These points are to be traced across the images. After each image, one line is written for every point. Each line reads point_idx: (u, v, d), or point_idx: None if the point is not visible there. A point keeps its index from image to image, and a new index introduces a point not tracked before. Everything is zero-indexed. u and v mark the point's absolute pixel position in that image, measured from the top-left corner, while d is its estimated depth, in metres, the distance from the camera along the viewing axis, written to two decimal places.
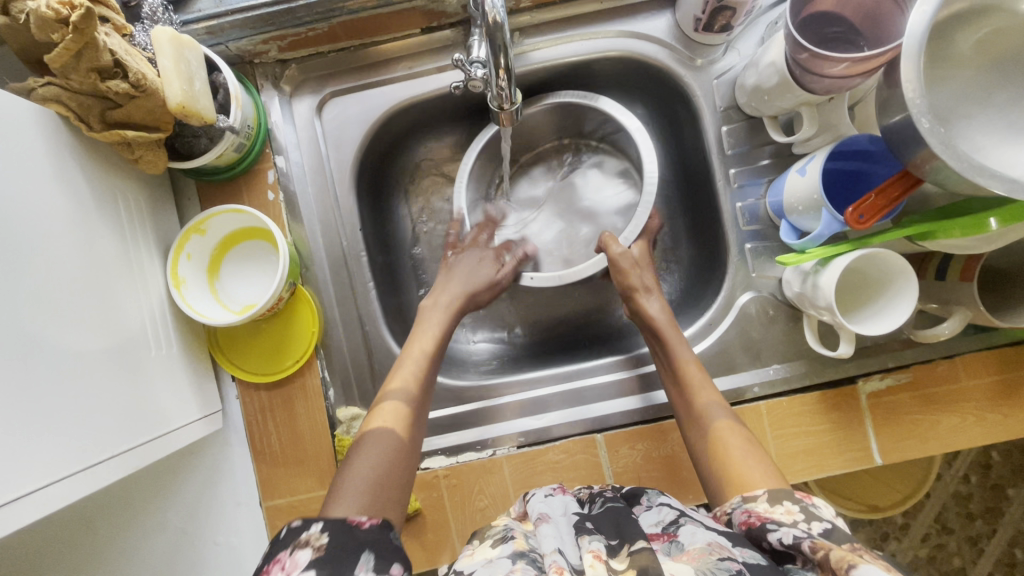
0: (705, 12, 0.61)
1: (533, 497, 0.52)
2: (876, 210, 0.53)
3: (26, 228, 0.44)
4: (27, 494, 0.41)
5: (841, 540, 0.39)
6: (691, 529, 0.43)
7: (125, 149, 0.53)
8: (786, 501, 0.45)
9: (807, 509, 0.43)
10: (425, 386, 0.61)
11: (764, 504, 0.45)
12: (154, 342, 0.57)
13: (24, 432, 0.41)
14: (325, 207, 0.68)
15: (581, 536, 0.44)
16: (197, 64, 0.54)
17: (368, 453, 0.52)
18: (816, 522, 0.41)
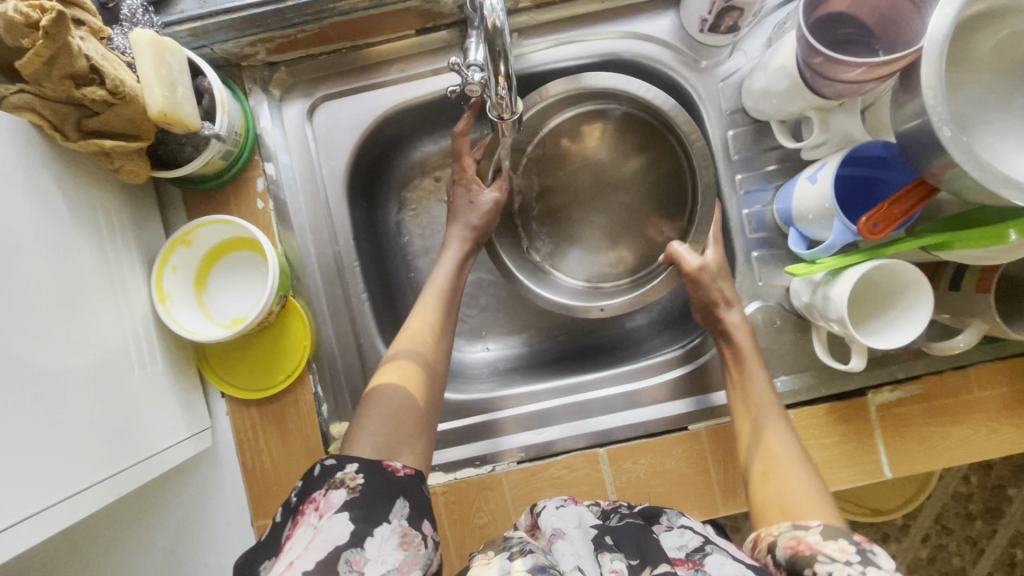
0: (712, 13, 0.59)
1: (544, 510, 0.49)
2: (890, 221, 0.51)
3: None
4: (3, 530, 0.38)
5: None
6: (719, 559, 0.43)
7: (104, 159, 0.51)
8: (842, 539, 0.44)
9: (864, 552, 0.42)
10: (444, 326, 0.61)
11: (814, 536, 0.45)
12: (138, 360, 0.54)
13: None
14: (317, 215, 0.66)
15: (600, 551, 0.44)
16: (180, 69, 0.51)
17: (390, 386, 0.54)
18: (871, 567, 0.40)
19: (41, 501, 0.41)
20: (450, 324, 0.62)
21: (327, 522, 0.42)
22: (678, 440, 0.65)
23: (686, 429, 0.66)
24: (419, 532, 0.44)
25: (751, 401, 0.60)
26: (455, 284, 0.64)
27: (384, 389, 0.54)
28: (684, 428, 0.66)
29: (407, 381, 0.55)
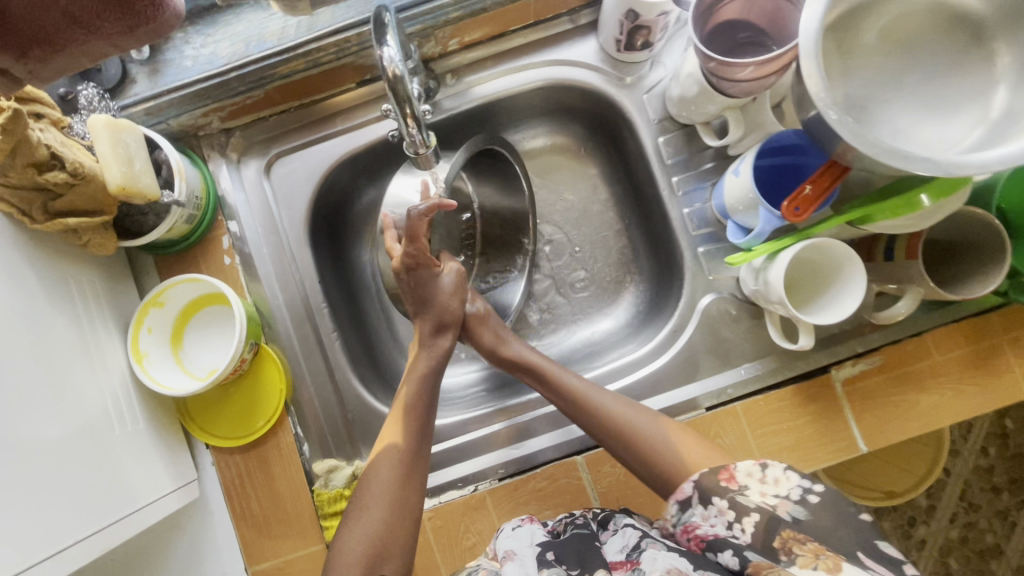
0: (623, 33, 0.63)
1: (502, 533, 0.58)
2: (810, 202, 0.54)
3: None
4: None
5: (771, 539, 0.46)
6: (650, 554, 0.49)
7: (73, 236, 0.55)
8: (715, 497, 0.50)
9: (733, 504, 0.49)
10: (420, 426, 0.63)
11: (699, 509, 0.51)
12: (119, 420, 0.57)
13: None
14: (281, 264, 0.70)
15: (543, 568, 0.51)
16: (137, 146, 0.56)
17: (365, 513, 0.57)
18: (745, 518, 0.47)
19: (31, 557, 0.43)
20: (425, 444, 0.63)
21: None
22: None
23: None
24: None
25: (583, 404, 0.63)
26: (426, 414, 0.63)
27: (360, 515, 0.57)
28: None
29: (382, 495, 0.58)
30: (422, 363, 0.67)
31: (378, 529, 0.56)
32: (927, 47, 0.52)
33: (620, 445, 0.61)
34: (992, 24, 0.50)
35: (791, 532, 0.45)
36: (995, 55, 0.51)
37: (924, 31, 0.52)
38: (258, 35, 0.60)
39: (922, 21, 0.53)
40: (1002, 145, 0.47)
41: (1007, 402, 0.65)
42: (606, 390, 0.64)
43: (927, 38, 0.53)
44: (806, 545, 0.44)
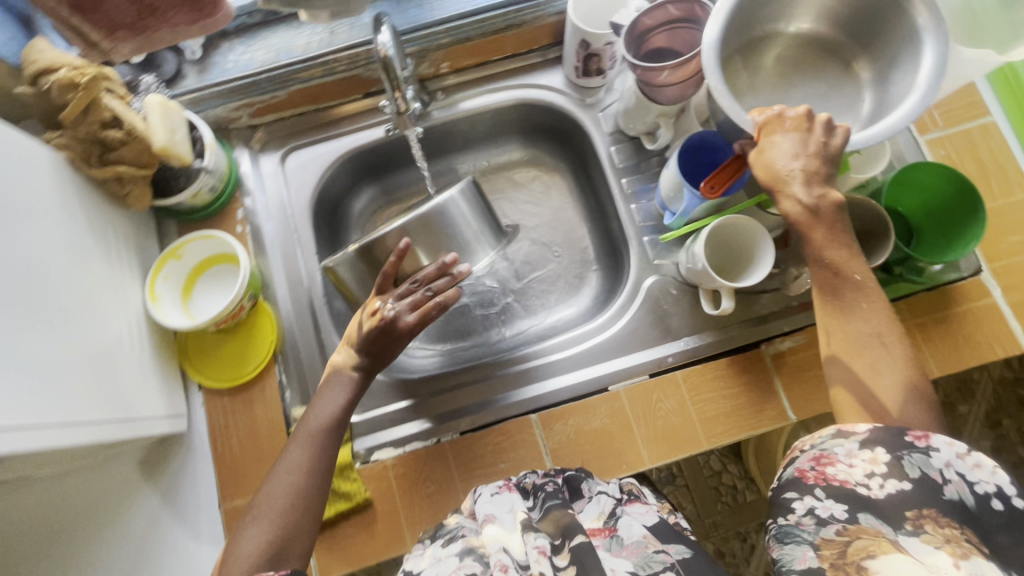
0: (580, 60, 0.78)
1: (480, 497, 0.57)
2: (724, 181, 0.65)
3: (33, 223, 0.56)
4: (24, 427, 0.47)
5: (900, 512, 0.46)
6: (627, 522, 0.55)
7: (118, 185, 0.67)
8: (879, 447, 0.48)
9: (896, 461, 0.47)
10: (330, 430, 0.63)
11: (850, 445, 0.50)
12: (128, 343, 0.65)
13: (22, 378, 0.49)
14: (284, 236, 0.81)
15: (527, 531, 0.51)
16: (180, 122, 0.69)
17: (261, 514, 0.56)
18: (891, 482, 0.47)
19: (49, 419, 0.50)
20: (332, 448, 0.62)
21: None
22: (601, 400, 0.73)
23: (606, 390, 0.75)
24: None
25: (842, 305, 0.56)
26: (333, 421, 0.64)
27: (254, 521, 0.56)
28: (605, 390, 0.75)
29: (283, 500, 0.57)
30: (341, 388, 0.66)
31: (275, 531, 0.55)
32: (808, 68, 0.67)
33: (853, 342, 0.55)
34: (852, 50, 0.65)
35: (930, 512, 0.45)
36: (859, 71, 0.65)
37: (807, 55, 0.67)
38: (287, 48, 0.76)
39: (805, 49, 0.67)
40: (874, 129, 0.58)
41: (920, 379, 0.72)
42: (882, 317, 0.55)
43: (808, 62, 0.67)
44: (933, 528, 0.45)
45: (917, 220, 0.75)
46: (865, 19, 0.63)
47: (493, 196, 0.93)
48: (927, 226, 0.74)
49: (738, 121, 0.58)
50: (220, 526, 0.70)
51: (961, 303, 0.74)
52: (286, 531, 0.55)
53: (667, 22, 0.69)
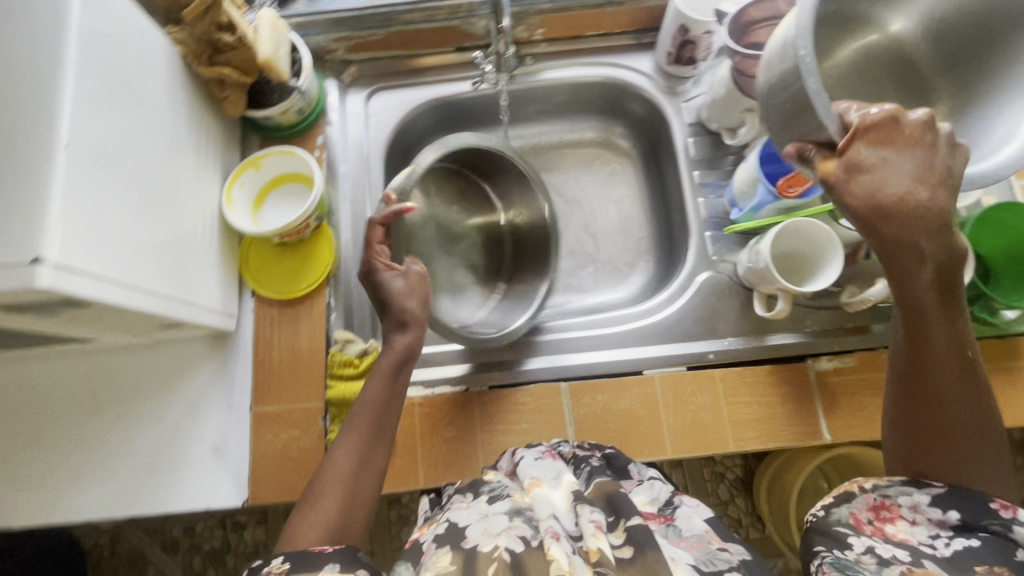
0: (674, 46, 0.78)
1: (524, 462, 0.60)
2: (802, 183, 0.64)
3: (145, 103, 0.60)
4: (108, 281, 0.51)
5: (969, 564, 0.41)
6: (686, 513, 0.52)
7: (219, 88, 0.70)
8: (953, 509, 0.45)
9: (965, 525, 0.44)
10: (387, 404, 0.63)
11: (915, 497, 0.46)
12: (201, 236, 0.69)
13: (115, 238, 0.53)
14: (357, 169, 0.83)
15: (580, 504, 0.52)
16: (285, 41, 0.73)
17: (325, 489, 0.56)
18: (962, 542, 0.43)
19: (129, 281, 0.54)
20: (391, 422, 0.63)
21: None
22: (634, 383, 0.73)
23: (641, 373, 0.74)
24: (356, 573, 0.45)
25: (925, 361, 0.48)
26: (393, 394, 0.64)
27: (320, 495, 0.56)
28: (640, 374, 0.74)
29: (346, 475, 0.57)
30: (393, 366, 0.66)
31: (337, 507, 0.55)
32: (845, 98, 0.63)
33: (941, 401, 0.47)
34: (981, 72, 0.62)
35: (1006, 575, 0.40)
36: (935, 104, 0.56)
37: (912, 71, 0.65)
38: None
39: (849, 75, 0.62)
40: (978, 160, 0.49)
41: None
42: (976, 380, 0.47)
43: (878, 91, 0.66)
44: None
45: (998, 266, 0.70)
46: (964, 41, 0.53)
47: (559, 171, 0.94)
48: (1009, 273, 0.70)
49: (823, 108, 0.46)
50: (247, 427, 0.73)
51: None
52: (348, 506, 0.56)
53: (773, 16, 0.68)
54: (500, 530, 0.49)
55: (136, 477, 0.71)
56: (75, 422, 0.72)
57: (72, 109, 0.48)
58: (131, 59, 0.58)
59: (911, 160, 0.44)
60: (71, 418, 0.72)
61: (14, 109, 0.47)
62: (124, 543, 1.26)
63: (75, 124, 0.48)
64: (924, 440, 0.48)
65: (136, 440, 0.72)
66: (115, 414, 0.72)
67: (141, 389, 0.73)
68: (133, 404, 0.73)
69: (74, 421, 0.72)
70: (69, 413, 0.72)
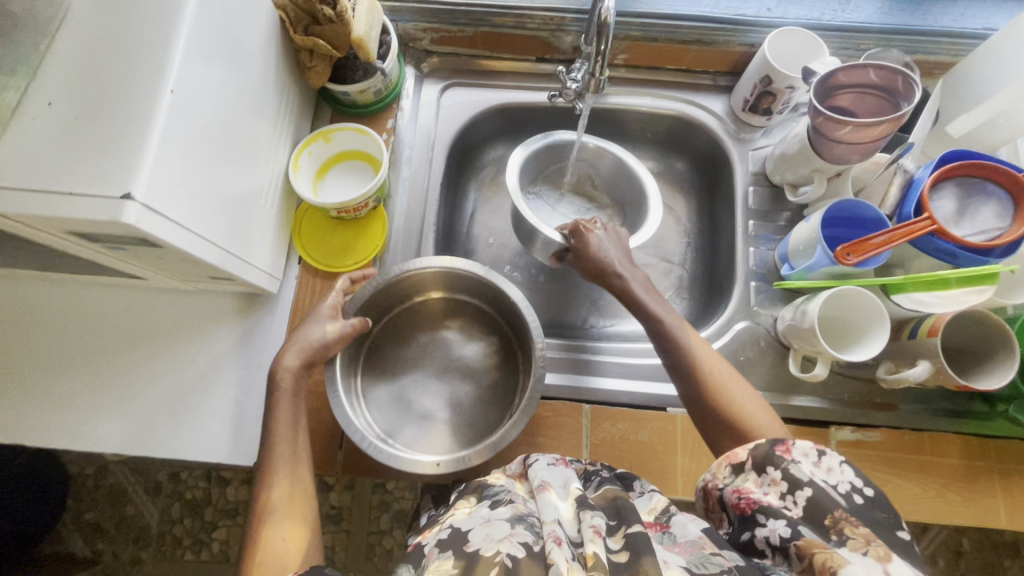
0: (753, 94, 0.78)
1: (536, 465, 0.60)
2: (861, 253, 0.63)
3: (242, 61, 0.61)
4: (181, 227, 0.52)
5: (820, 517, 0.46)
6: (683, 521, 0.51)
7: (307, 57, 0.72)
8: (769, 466, 0.50)
9: (785, 474, 0.49)
10: (292, 421, 0.59)
11: (751, 475, 0.51)
12: (265, 197, 0.70)
13: (195, 188, 0.54)
14: (420, 159, 0.85)
15: (584, 510, 0.51)
16: (377, 23, 0.74)
17: (281, 518, 0.52)
18: (799, 492, 0.47)
19: (199, 230, 0.55)
20: (303, 443, 0.59)
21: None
22: (656, 418, 0.73)
23: (664, 410, 0.74)
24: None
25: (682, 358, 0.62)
26: (299, 411, 0.61)
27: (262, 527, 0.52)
28: (663, 409, 0.75)
29: (292, 509, 0.53)
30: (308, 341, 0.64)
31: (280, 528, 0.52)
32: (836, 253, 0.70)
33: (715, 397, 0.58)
34: None
35: (846, 516, 0.45)
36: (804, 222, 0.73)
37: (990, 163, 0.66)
38: None
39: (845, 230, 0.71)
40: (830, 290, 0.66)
41: (983, 523, 0.69)
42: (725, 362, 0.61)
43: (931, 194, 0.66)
44: (853, 530, 0.44)
45: None
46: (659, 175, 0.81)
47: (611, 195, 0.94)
48: None
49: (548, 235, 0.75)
50: (270, 390, 0.74)
51: None
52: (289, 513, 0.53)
53: (861, 85, 0.68)
54: (502, 535, 0.48)
55: (157, 418, 0.72)
56: (105, 352, 0.73)
57: (183, 56, 0.50)
58: (238, 18, 0.60)
59: (608, 248, 0.71)
60: (104, 348, 0.73)
61: (134, 51, 0.49)
62: (107, 476, 1.26)
63: (182, 72, 0.50)
64: (717, 431, 0.57)
65: (161, 381, 0.73)
66: (147, 352, 0.74)
67: (176, 332, 0.74)
68: (165, 345, 0.74)
69: (105, 351, 0.73)
70: (102, 344, 0.73)
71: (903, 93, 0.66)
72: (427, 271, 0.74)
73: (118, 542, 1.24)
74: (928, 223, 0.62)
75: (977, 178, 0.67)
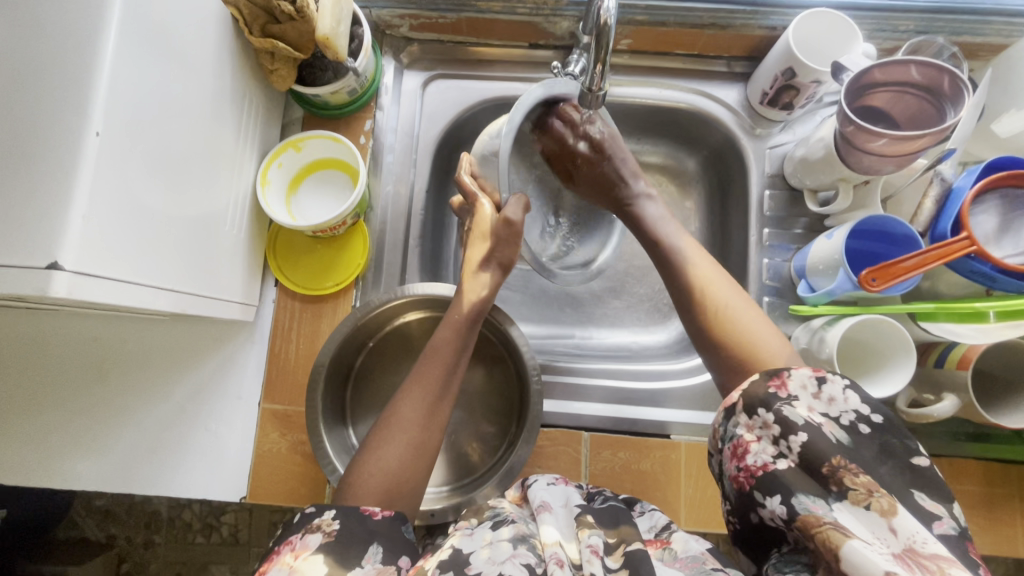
0: (773, 87, 0.69)
1: (534, 484, 0.54)
2: (888, 278, 0.57)
3: (188, 79, 0.54)
4: (122, 284, 0.46)
5: (816, 467, 0.38)
6: (684, 536, 0.47)
7: (268, 59, 0.64)
8: (762, 407, 0.41)
9: (780, 417, 0.40)
10: (456, 350, 0.60)
11: (743, 417, 0.42)
12: (230, 222, 0.64)
13: (137, 238, 0.48)
14: (403, 164, 0.77)
15: (581, 528, 0.48)
16: (347, 15, 0.65)
17: (391, 433, 0.53)
18: (791, 435, 0.39)
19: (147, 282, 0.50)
20: (457, 378, 0.59)
21: (304, 563, 0.41)
22: (659, 446, 0.70)
23: (667, 437, 0.71)
24: (395, 565, 0.43)
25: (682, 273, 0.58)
26: (466, 342, 0.61)
27: (383, 439, 0.52)
28: (666, 436, 0.71)
29: (410, 432, 0.53)
30: (471, 298, 0.64)
31: (404, 455, 0.52)
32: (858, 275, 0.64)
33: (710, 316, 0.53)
34: None
35: (845, 463, 0.37)
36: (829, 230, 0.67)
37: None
38: None
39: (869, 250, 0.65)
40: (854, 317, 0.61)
41: (998, 552, 0.66)
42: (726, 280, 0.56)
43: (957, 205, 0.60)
44: (855, 481, 0.37)
45: None
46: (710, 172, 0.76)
47: None
48: None
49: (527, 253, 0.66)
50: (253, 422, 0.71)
51: None
52: (416, 449, 0.52)
53: (899, 83, 0.59)
54: (503, 558, 0.43)
55: (133, 454, 0.69)
56: (59, 394, 0.66)
57: (109, 92, 0.43)
58: (179, 27, 0.52)
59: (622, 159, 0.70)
60: (59, 388, 0.66)
61: (52, 87, 0.42)
62: None
63: (111, 109, 0.43)
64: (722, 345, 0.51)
65: (135, 417, 0.69)
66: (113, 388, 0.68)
67: (153, 365, 0.68)
68: (132, 379, 0.68)
69: (59, 390, 0.66)
70: (54, 385, 0.65)
71: (949, 95, 0.57)
72: (425, 298, 0.69)
73: (129, 527, 1.20)
74: (968, 243, 0.55)
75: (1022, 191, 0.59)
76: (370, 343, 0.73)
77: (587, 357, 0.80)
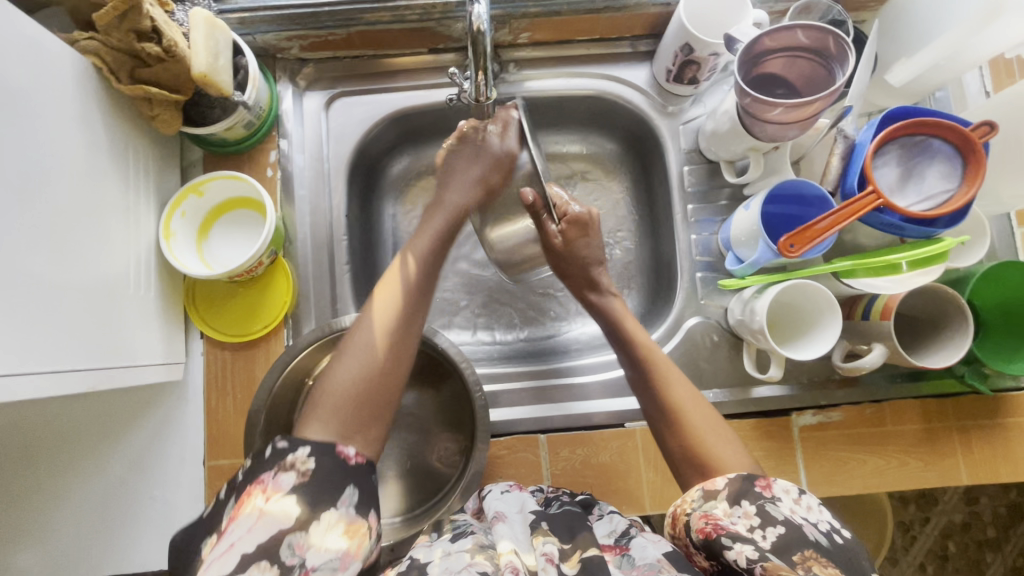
0: (675, 64, 0.69)
1: (490, 493, 0.52)
2: (805, 242, 0.57)
3: (54, 142, 0.50)
4: (9, 376, 0.43)
5: (791, 553, 0.43)
6: (642, 542, 0.46)
7: (145, 105, 0.60)
8: (744, 501, 0.47)
9: (761, 510, 0.46)
10: (422, 280, 0.57)
11: (722, 504, 0.48)
12: (135, 282, 0.61)
13: (18, 321, 0.44)
14: (317, 191, 0.74)
15: (537, 535, 0.47)
16: (225, 46, 0.61)
17: (350, 355, 0.51)
18: (770, 528, 0.44)
19: (42, 364, 0.46)
20: (424, 305, 0.56)
21: (272, 505, 0.42)
22: (615, 436, 0.70)
23: (622, 426, 0.71)
24: (367, 520, 0.44)
25: (657, 378, 0.60)
26: (431, 267, 0.58)
27: (346, 356, 0.51)
28: (621, 425, 0.72)
29: (373, 353, 0.51)
30: (443, 218, 0.62)
31: (370, 371, 0.50)
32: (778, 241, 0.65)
33: (685, 426, 0.56)
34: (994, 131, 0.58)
35: (815, 556, 0.42)
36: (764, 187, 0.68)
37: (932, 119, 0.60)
38: None
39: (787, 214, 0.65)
40: (779, 284, 0.62)
41: (945, 482, 0.69)
42: (691, 388, 0.59)
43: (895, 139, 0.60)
44: (820, 572, 0.41)
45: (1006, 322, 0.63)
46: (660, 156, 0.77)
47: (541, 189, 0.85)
48: None
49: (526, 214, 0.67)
50: (201, 481, 0.68)
51: (1010, 413, 0.70)
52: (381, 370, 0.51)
53: (790, 47, 0.60)
54: (460, 567, 0.41)
55: (80, 537, 0.66)
56: None
57: None
58: (32, 90, 0.48)
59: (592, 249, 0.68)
60: None
61: None
62: None
63: None
64: (693, 465, 0.54)
65: (74, 498, 0.66)
66: (45, 473, 0.65)
67: (85, 438, 0.66)
68: (64, 460, 0.65)
69: None
70: None
71: (836, 56, 0.58)
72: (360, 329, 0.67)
73: None
74: (875, 197, 0.56)
75: (922, 136, 0.60)
76: (310, 380, 0.71)
77: (536, 357, 0.80)
